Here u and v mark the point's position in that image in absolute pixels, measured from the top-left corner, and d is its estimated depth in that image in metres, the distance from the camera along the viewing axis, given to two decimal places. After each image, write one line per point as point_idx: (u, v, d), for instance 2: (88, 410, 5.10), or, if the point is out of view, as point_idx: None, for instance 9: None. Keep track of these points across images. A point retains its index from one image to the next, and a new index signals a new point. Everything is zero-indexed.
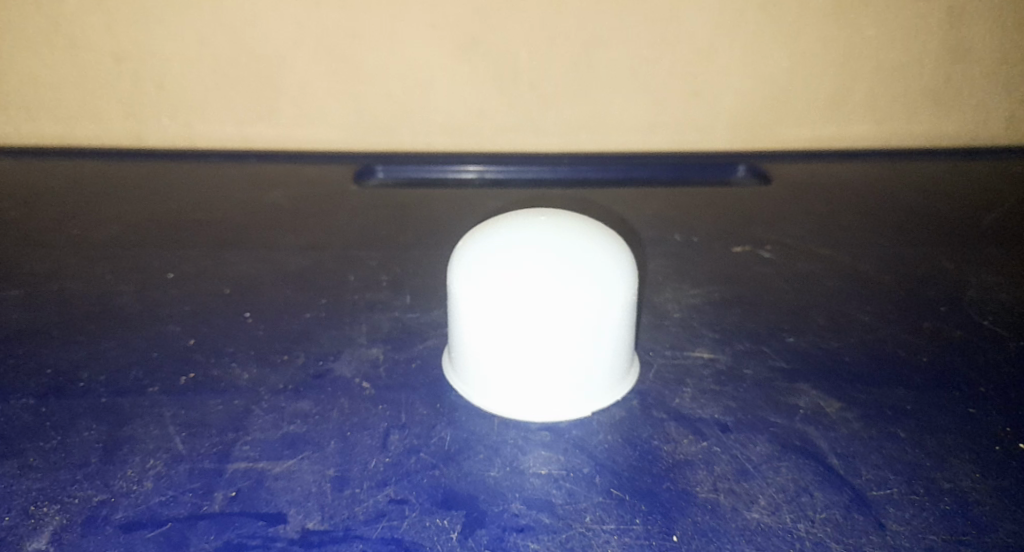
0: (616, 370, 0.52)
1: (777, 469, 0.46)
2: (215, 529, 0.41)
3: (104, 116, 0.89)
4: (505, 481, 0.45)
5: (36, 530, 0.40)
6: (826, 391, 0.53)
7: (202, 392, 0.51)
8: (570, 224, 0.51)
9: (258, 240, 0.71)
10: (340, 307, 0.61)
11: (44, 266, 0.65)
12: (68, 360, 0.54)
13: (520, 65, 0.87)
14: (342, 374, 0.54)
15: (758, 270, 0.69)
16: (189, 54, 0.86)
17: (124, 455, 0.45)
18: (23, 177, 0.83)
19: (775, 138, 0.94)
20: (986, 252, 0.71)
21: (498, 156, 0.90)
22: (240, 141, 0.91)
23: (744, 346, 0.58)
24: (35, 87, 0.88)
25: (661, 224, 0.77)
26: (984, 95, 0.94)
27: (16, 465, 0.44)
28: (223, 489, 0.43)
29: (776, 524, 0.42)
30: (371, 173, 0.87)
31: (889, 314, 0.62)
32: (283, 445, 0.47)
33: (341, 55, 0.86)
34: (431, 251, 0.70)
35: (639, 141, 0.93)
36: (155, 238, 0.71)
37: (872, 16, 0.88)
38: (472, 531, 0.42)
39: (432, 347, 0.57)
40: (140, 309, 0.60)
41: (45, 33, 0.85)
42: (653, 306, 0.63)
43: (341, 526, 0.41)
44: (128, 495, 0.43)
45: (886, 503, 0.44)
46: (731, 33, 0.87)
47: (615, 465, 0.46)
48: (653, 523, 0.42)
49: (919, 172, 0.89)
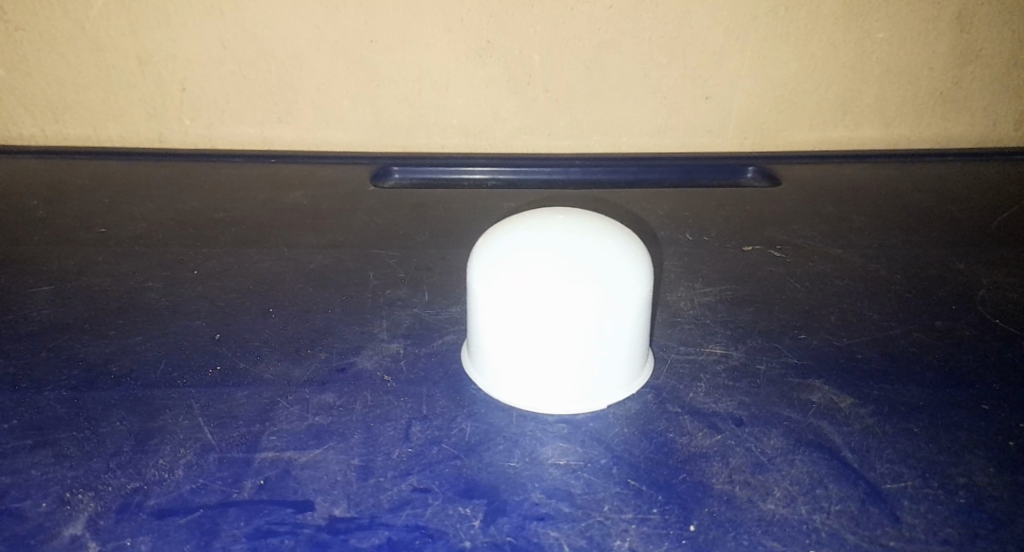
0: (631, 364, 0.53)
1: (791, 462, 0.47)
2: (245, 516, 0.42)
3: (127, 118, 0.91)
4: (525, 471, 0.46)
5: (72, 516, 0.42)
6: (839, 386, 0.54)
7: (228, 385, 0.52)
8: (584, 222, 0.52)
9: (278, 239, 0.73)
10: (359, 304, 0.63)
11: (72, 263, 0.67)
12: (98, 353, 0.55)
13: (533, 68, 0.88)
14: (364, 368, 0.55)
15: (770, 270, 0.70)
16: (209, 57, 0.87)
17: (154, 444, 0.47)
18: (48, 176, 0.84)
19: (786, 139, 0.95)
20: (997, 252, 0.72)
21: (512, 157, 0.92)
22: (259, 142, 0.93)
23: (757, 343, 0.59)
24: (60, 89, 0.90)
25: (674, 224, 0.78)
26: (993, 97, 0.94)
27: (52, 454, 0.46)
28: (252, 478, 0.45)
29: (791, 516, 0.43)
30: (387, 174, 0.89)
31: (900, 313, 0.63)
32: (309, 436, 0.48)
33: (358, 58, 0.88)
34: (447, 250, 0.72)
35: (650, 142, 0.94)
36: (179, 236, 0.72)
37: (884, 19, 0.88)
38: (494, 519, 0.43)
39: (450, 342, 0.58)
40: (167, 304, 0.61)
41: (69, 36, 0.87)
42: (667, 303, 0.64)
43: (367, 514, 0.43)
44: (160, 483, 0.44)
45: (900, 496, 0.44)
46: (743, 36, 0.88)
47: (632, 457, 0.47)
48: (670, 513, 0.43)
49: (929, 174, 0.90)
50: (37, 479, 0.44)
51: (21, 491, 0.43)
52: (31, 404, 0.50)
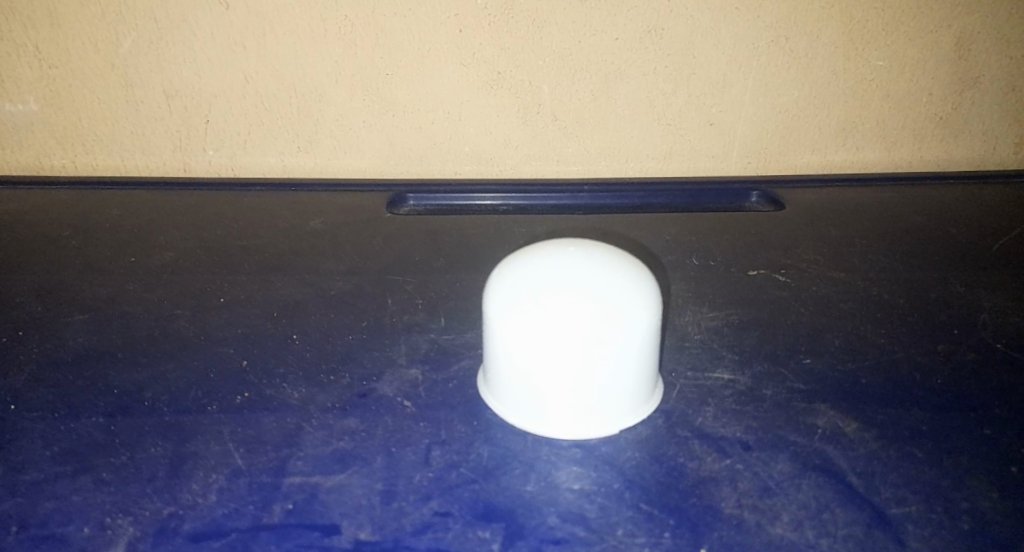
0: (643, 388, 0.55)
1: (797, 486, 0.49)
2: (276, 540, 0.44)
3: (153, 148, 0.94)
4: (542, 495, 0.48)
5: (113, 540, 0.44)
6: (845, 410, 0.56)
7: (255, 410, 0.55)
8: (596, 254, 0.54)
9: (297, 265, 0.75)
10: (379, 329, 0.65)
11: (104, 292, 0.70)
12: (131, 380, 0.58)
13: (542, 97, 0.91)
14: (384, 393, 0.57)
15: (776, 294, 0.72)
16: (232, 91, 0.91)
17: (188, 470, 0.49)
18: (75, 205, 0.87)
19: (790, 163, 0.98)
20: (998, 276, 0.74)
21: (522, 183, 0.94)
22: (278, 169, 0.96)
23: (764, 368, 0.61)
24: (89, 123, 0.93)
25: (682, 250, 0.80)
26: (992, 120, 0.96)
27: (91, 480, 0.48)
28: (281, 502, 0.47)
29: (798, 539, 0.45)
30: (402, 201, 0.91)
31: (904, 338, 0.64)
32: (334, 461, 0.50)
33: (373, 89, 0.90)
34: (461, 275, 0.74)
35: (658, 167, 0.97)
36: (204, 264, 0.75)
37: (884, 48, 0.91)
38: (512, 542, 0.45)
39: (467, 367, 0.60)
40: (195, 331, 0.64)
41: (99, 71, 0.89)
42: (675, 328, 0.66)
43: (391, 537, 0.45)
44: (194, 507, 0.46)
45: (905, 520, 0.46)
46: (746, 66, 0.90)
47: (643, 480, 0.49)
48: (681, 537, 0.45)
49: (932, 197, 0.92)
50: (79, 503, 0.46)
51: (63, 516, 0.45)
52: (70, 431, 0.52)
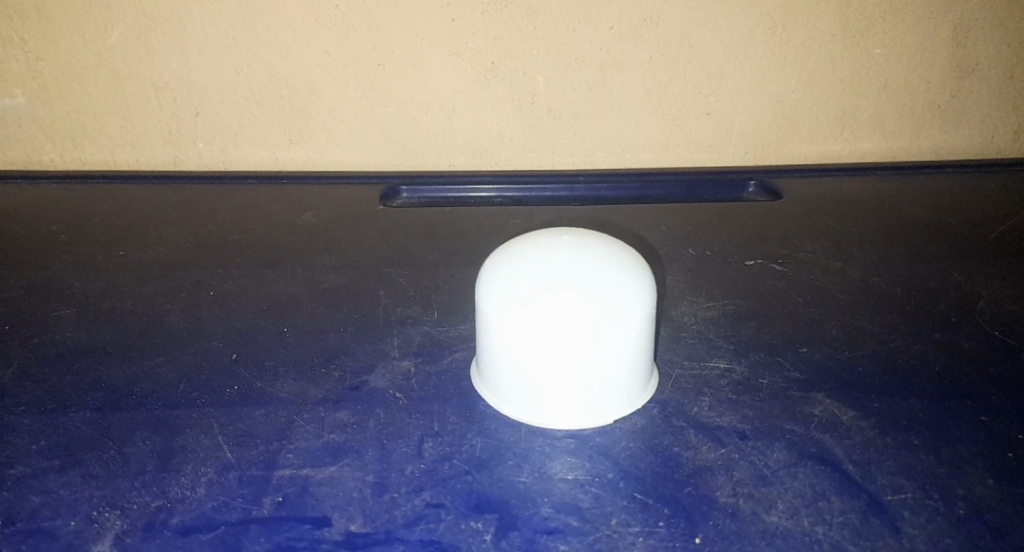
0: (638, 378, 0.54)
1: (793, 474, 0.48)
2: (266, 533, 0.44)
3: (145, 143, 0.94)
4: (535, 486, 0.48)
5: (101, 534, 0.43)
6: (841, 399, 0.55)
7: (246, 404, 0.54)
8: (590, 244, 0.53)
9: (290, 259, 0.75)
10: (372, 322, 0.64)
11: (95, 286, 0.69)
12: (121, 375, 0.57)
13: (537, 88, 0.90)
14: (377, 386, 0.56)
15: (772, 284, 0.71)
16: (224, 85, 0.90)
17: (177, 463, 0.48)
18: (67, 201, 0.87)
19: (786, 153, 0.97)
20: (995, 265, 0.73)
21: (517, 175, 0.93)
22: (271, 163, 0.95)
23: (760, 357, 0.60)
24: (80, 117, 0.92)
25: (678, 241, 0.80)
26: (990, 109, 0.96)
27: (79, 474, 0.48)
28: (271, 495, 0.46)
29: (793, 527, 0.45)
30: (396, 194, 0.91)
31: (901, 326, 0.64)
32: (326, 453, 0.50)
33: (367, 82, 0.90)
34: (455, 268, 0.73)
35: (654, 158, 0.96)
36: (196, 258, 0.75)
37: (881, 37, 0.90)
38: (505, 533, 0.44)
39: (460, 359, 0.60)
40: (186, 325, 0.63)
41: (91, 65, 0.89)
42: (671, 318, 0.66)
43: (383, 529, 0.44)
44: (183, 501, 0.46)
45: (901, 508, 0.46)
46: (742, 55, 0.90)
47: (638, 470, 0.49)
48: (676, 526, 0.45)
49: (929, 186, 0.91)
50: (67, 497, 0.46)
51: (51, 510, 0.45)
52: (59, 426, 0.52)
